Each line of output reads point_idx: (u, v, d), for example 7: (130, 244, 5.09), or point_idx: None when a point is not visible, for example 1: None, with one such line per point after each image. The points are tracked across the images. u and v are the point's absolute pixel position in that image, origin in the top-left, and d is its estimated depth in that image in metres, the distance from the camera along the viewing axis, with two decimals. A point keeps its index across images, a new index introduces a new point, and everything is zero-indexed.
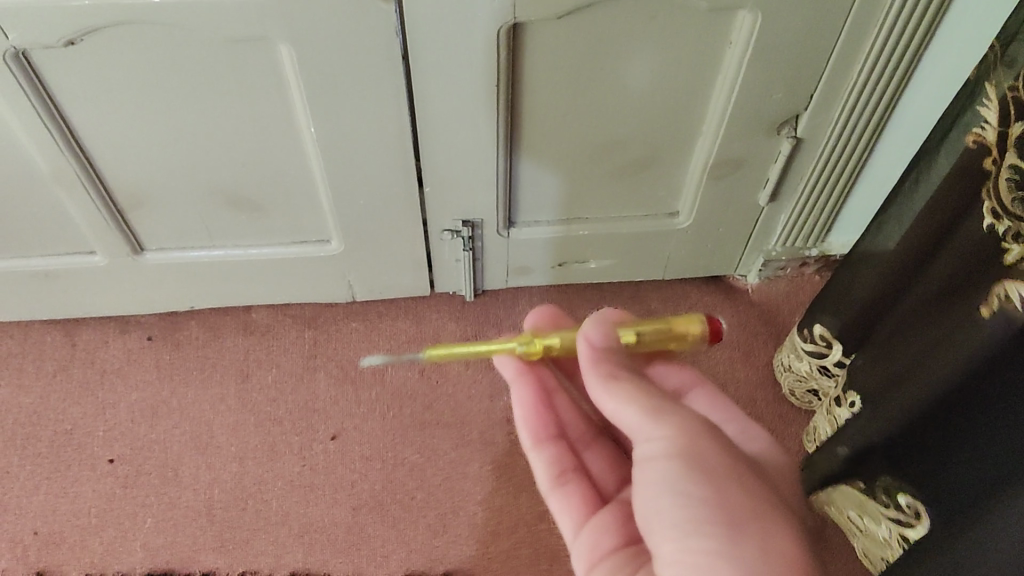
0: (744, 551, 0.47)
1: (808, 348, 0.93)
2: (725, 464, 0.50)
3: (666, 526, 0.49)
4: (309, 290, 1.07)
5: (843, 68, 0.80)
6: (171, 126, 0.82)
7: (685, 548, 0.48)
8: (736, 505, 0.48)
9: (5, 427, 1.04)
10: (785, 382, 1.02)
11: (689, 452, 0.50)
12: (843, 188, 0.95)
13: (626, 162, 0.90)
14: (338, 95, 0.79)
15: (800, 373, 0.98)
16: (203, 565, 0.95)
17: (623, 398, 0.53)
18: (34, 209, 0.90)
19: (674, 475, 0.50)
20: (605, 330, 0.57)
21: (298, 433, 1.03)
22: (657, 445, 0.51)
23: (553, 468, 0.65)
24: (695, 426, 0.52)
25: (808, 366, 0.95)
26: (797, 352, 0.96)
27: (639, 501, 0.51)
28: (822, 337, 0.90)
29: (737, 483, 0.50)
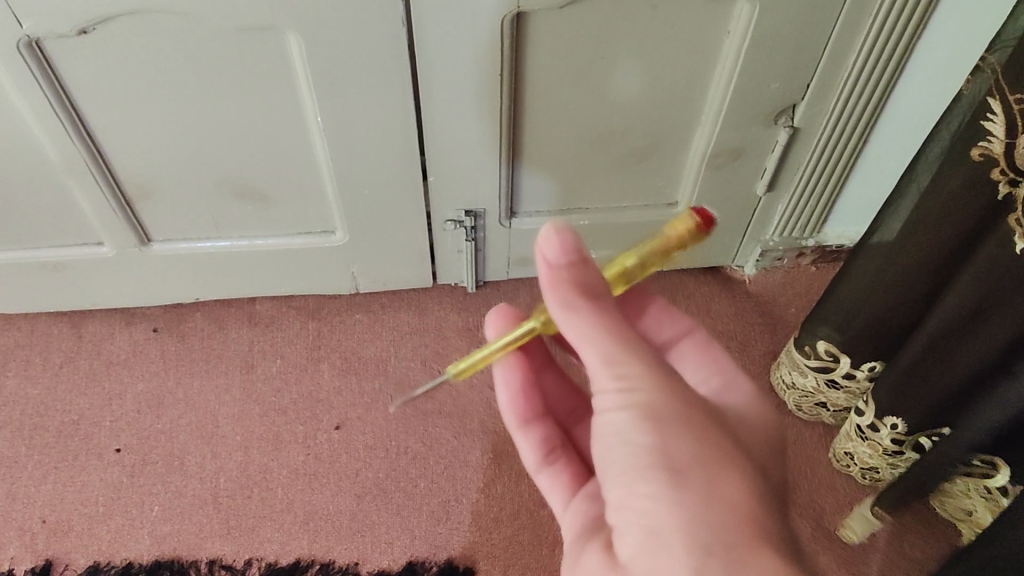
0: (687, 501, 0.44)
1: (812, 365, 0.94)
2: (680, 405, 0.46)
3: (620, 474, 0.47)
4: (313, 281, 1.09)
5: (840, 57, 0.81)
6: (180, 117, 0.84)
7: (634, 493, 0.46)
8: (684, 450, 0.46)
9: (13, 417, 1.05)
10: (789, 400, 1.02)
11: (643, 403, 0.46)
12: (838, 178, 0.97)
13: (625, 152, 0.92)
14: (344, 85, 0.80)
15: (804, 388, 0.98)
16: (210, 552, 0.96)
17: (582, 333, 0.48)
18: (45, 199, 0.92)
19: (628, 423, 0.46)
20: (569, 230, 0.49)
21: (302, 422, 1.05)
22: (612, 393, 0.47)
23: (543, 446, 0.64)
24: (656, 365, 0.47)
25: (814, 381, 0.96)
26: (799, 368, 0.97)
27: (599, 446, 0.49)
28: (827, 352, 0.91)
29: (690, 426, 0.46)
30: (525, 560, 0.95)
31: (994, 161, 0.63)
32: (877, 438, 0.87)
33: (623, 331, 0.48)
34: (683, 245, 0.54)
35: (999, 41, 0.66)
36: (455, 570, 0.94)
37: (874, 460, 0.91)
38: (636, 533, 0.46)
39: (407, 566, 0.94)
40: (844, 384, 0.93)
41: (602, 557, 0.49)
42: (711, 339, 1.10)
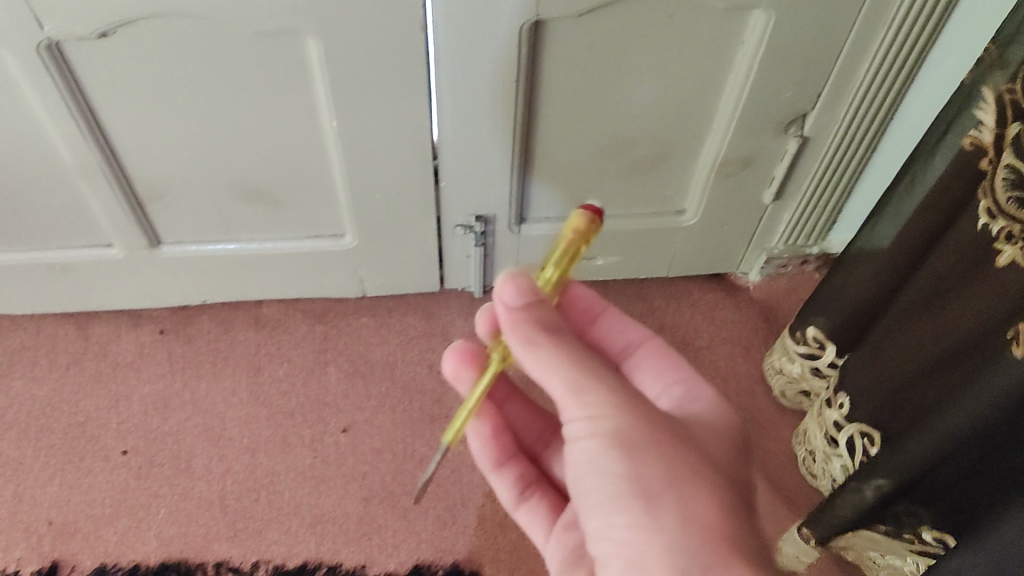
0: (665, 522, 0.47)
1: (800, 350, 0.96)
2: (645, 429, 0.48)
3: (597, 504, 0.49)
4: (320, 284, 1.09)
5: (851, 68, 0.82)
6: (195, 120, 0.84)
7: (614, 523, 0.49)
8: (654, 474, 0.47)
9: (19, 418, 1.05)
10: (777, 387, 1.04)
11: (610, 432, 0.48)
12: (844, 186, 0.98)
13: (634, 161, 0.93)
14: (360, 91, 0.81)
15: (791, 375, 1.00)
16: (216, 554, 0.96)
17: (545, 368, 0.50)
18: (57, 201, 0.92)
19: (595, 453, 0.49)
20: (520, 278, 0.52)
21: (309, 425, 1.05)
22: (581, 422, 0.49)
23: (519, 483, 0.67)
24: (618, 391, 0.49)
25: (800, 368, 0.97)
26: (789, 354, 0.99)
27: (574, 474, 0.51)
28: (815, 339, 0.93)
29: (656, 448, 0.48)
30: (532, 564, 0.95)
31: (983, 151, 0.64)
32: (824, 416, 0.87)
33: (588, 362, 0.50)
34: (590, 239, 0.55)
35: (999, 30, 0.65)
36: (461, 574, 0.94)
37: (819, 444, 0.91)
38: (619, 560, 0.49)
39: (414, 569, 0.95)
40: (827, 374, 0.94)
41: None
42: (715, 346, 1.11)
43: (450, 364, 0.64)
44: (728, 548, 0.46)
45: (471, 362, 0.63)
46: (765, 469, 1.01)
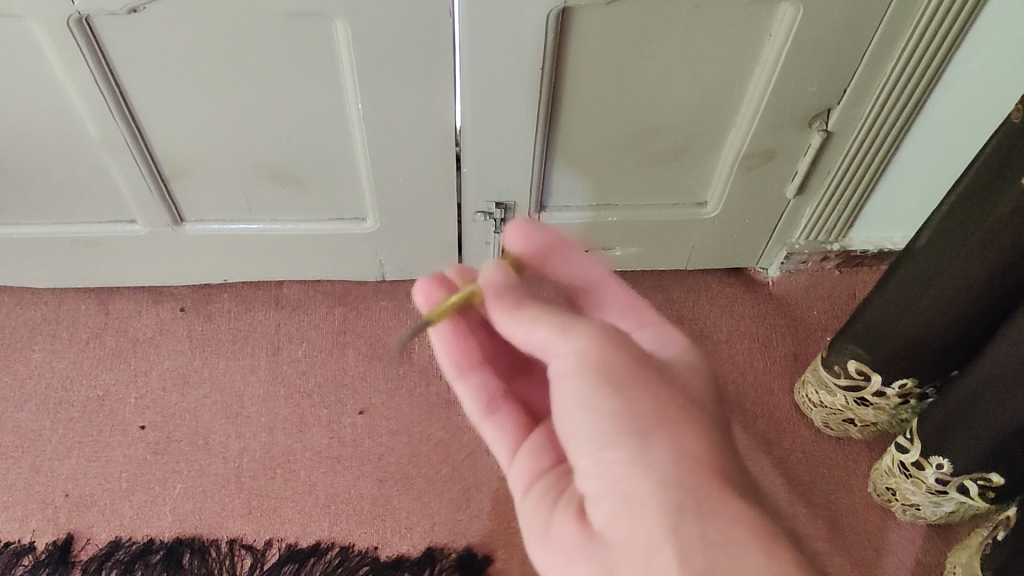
0: (656, 458, 0.45)
1: (842, 383, 0.94)
2: (630, 364, 0.48)
3: (586, 442, 0.48)
4: (340, 266, 1.10)
5: (878, 64, 0.82)
6: (222, 98, 0.84)
7: (605, 461, 0.47)
8: (644, 408, 0.46)
9: (38, 390, 1.06)
10: (818, 419, 1.02)
11: (594, 368, 0.47)
12: (867, 183, 0.98)
13: (657, 150, 0.93)
14: (384, 74, 0.81)
15: (832, 407, 0.98)
16: (230, 531, 0.97)
17: (531, 320, 0.51)
18: (84, 175, 0.93)
19: (584, 384, 0.48)
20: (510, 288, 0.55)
21: (326, 406, 1.06)
22: (564, 360, 0.49)
23: (484, 394, 0.62)
24: (602, 331, 0.49)
25: (843, 399, 0.96)
26: (828, 387, 0.97)
27: (560, 419, 0.50)
28: (858, 372, 0.91)
29: (647, 384, 0.48)
30: None
31: None
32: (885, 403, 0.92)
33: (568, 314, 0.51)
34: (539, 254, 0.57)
35: None
36: (474, 558, 0.94)
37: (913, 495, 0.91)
38: (607, 497, 0.47)
39: (427, 551, 0.95)
40: (874, 402, 0.93)
41: (575, 526, 0.49)
42: (733, 340, 1.11)
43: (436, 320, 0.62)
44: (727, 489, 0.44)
45: (443, 283, 0.62)
46: (780, 465, 1.01)
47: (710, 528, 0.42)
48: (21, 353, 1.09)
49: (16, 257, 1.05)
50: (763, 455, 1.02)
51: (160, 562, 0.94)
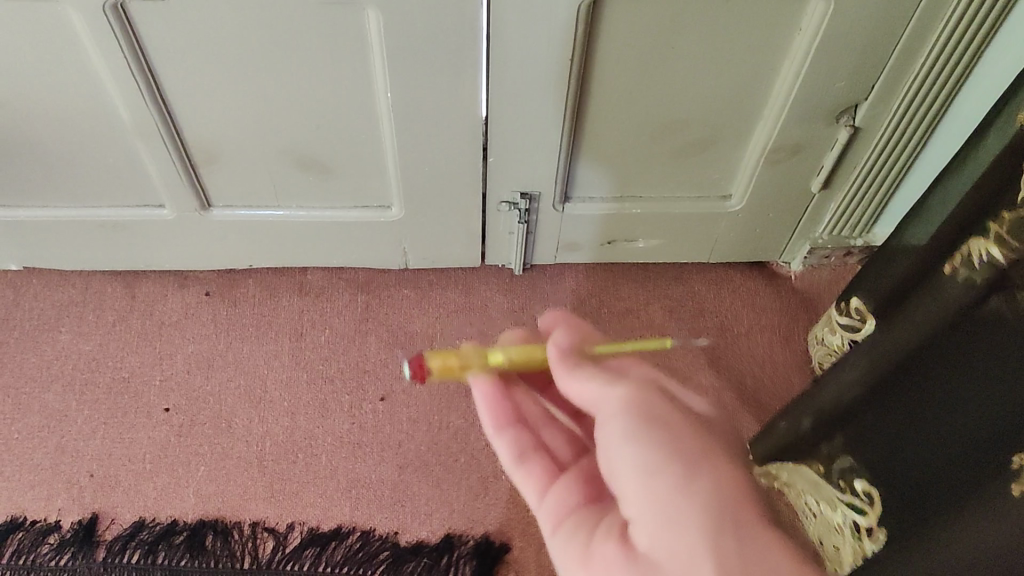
0: (697, 487, 0.44)
1: (842, 323, 0.96)
2: (672, 412, 0.48)
3: (626, 472, 0.47)
4: (364, 254, 1.11)
5: (908, 58, 0.82)
6: (252, 84, 0.85)
7: (648, 488, 0.45)
8: (689, 444, 0.46)
9: (64, 371, 1.07)
10: (819, 354, 1.05)
11: (641, 407, 0.48)
12: (893, 179, 0.98)
13: (683, 142, 0.93)
14: (415, 63, 0.82)
15: (832, 347, 1.00)
16: (252, 514, 0.98)
17: (583, 377, 0.52)
18: (111, 159, 0.94)
19: (627, 425, 0.48)
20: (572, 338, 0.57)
21: (348, 392, 1.06)
22: (616, 404, 0.49)
23: None
24: (648, 385, 0.50)
25: (840, 341, 0.98)
26: (833, 327, 0.99)
27: (603, 457, 0.49)
28: (856, 312, 0.92)
29: (690, 423, 0.48)
30: None
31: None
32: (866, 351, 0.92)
33: (625, 380, 0.51)
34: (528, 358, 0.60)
35: None
36: (491, 546, 0.95)
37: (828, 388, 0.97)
38: (643, 525, 0.45)
39: (445, 538, 0.96)
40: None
41: (613, 552, 0.46)
42: (754, 333, 1.11)
43: (410, 370, 0.59)
44: (757, 516, 0.44)
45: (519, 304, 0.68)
46: None
47: (746, 551, 0.42)
48: (49, 334, 1.10)
49: (45, 239, 1.06)
50: None
51: (183, 542, 0.96)
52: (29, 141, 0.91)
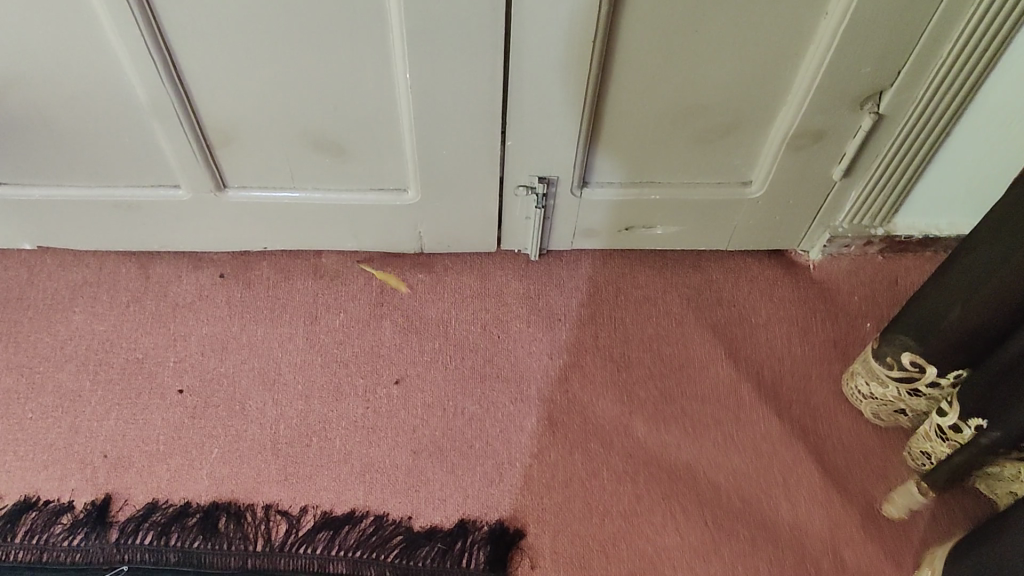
0: None
1: (895, 374, 0.92)
2: None
3: None
4: (380, 237, 1.10)
5: (935, 44, 0.81)
6: (270, 64, 0.84)
7: None
8: None
9: (78, 351, 1.07)
10: (867, 409, 1.00)
11: None
12: (917, 168, 0.96)
13: (705, 128, 0.92)
14: (434, 45, 0.81)
15: (883, 397, 0.96)
16: (266, 496, 0.97)
17: None
18: (128, 138, 0.93)
19: None
20: None
21: (363, 375, 1.06)
22: None
23: None
24: None
25: (895, 391, 0.94)
26: (878, 377, 0.95)
27: None
28: (914, 363, 0.89)
29: None
30: (576, 527, 0.95)
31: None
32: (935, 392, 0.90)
33: None
34: None
35: None
36: (506, 532, 0.95)
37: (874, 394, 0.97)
38: None
39: (460, 523, 0.96)
40: (927, 394, 0.91)
41: None
42: (771, 323, 1.10)
43: None
44: None
45: None
46: (815, 449, 1.01)
47: None
48: (62, 314, 1.10)
49: (60, 219, 1.06)
50: (798, 439, 1.02)
51: (196, 525, 0.95)
52: (46, 118, 0.90)
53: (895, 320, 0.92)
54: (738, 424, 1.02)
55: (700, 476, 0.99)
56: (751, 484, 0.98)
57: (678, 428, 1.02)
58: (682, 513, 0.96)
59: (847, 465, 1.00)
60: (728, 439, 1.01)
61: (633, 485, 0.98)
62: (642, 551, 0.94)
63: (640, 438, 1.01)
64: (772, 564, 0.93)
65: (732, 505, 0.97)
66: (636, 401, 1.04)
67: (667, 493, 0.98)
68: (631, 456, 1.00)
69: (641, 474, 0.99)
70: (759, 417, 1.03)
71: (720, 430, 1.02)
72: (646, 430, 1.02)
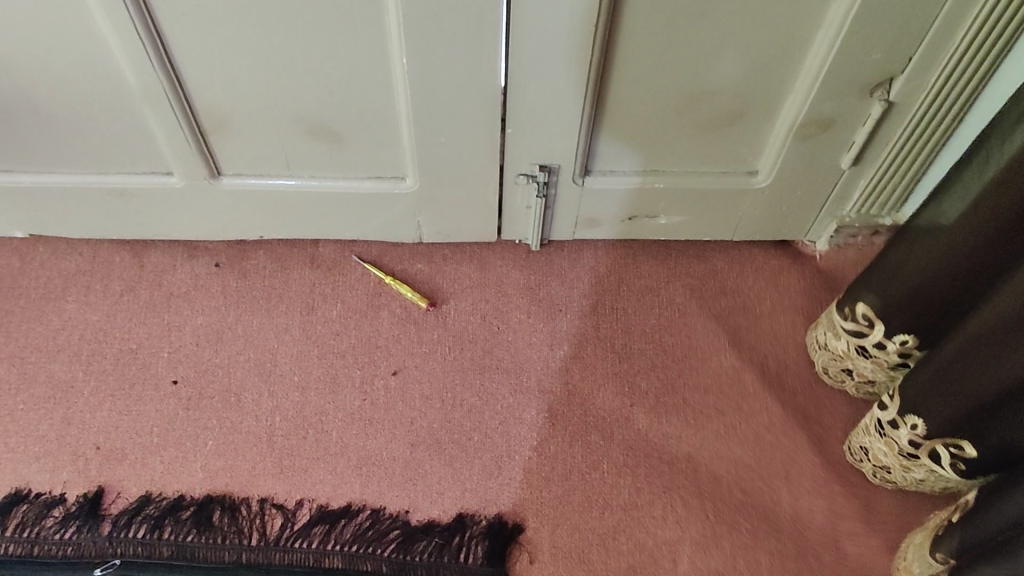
0: None
1: (848, 327, 0.92)
2: None
3: None
4: (378, 227, 1.08)
5: (949, 30, 0.79)
6: (263, 48, 0.82)
7: None
8: None
9: (72, 341, 1.05)
10: (819, 361, 1.00)
11: None
12: (927, 158, 0.94)
13: (710, 116, 0.90)
14: (433, 29, 0.78)
15: (835, 352, 0.96)
16: (261, 489, 0.96)
17: None
18: (119, 124, 0.91)
19: None
20: None
21: (360, 367, 1.04)
22: None
23: None
24: None
25: (845, 345, 0.94)
26: (835, 330, 0.95)
27: None
28: (864, 317, 0.89)
29: None
30: (575, 520, 0.94)
31: None
32: (883, 355, 0.90)
33: None
34: None
35: None
36: (504, 526, 0.93)
37: (828, 348, 0.97)
38: None
39: (457, 517, 0.94)
40: (873, 354, 0.90)
41: None
42: (776, 314, 1.08)
43: None
44: None
45: None
46: (819, 443, 0.99)
47: None
48: (55, 304, 1.08)
49: (52, 207, 1.04)
50: (802, 432, 1.00)
51: (190, 518, 0.94)
52: (35, 103, 0.88)
53: (860, 279, 0.91)
54: (740, 416, 1.00)
55: (702, 468, 0.97)
56: (755, 477, 0.96)
57: (679, 419, 1.00)
58: (682, 505, 0.94)
59: None
60: (730, 431, 0.99)
61: (633, 477, 0.96)
62: (642, 545, 0.92)
63: (640, 430, 0.99)
64: (774, 559, 0.91)
65: (733, 497, 0.95)
66: (637, 392, 1.02)
67: (668, 485, 0.96)
68: (632, 448, 0.98)
69: (641, 466, 0.97)
70: (762, 410, 1.01)
71: (722, 421, 1.00)
72: (647, 422, 1.00)
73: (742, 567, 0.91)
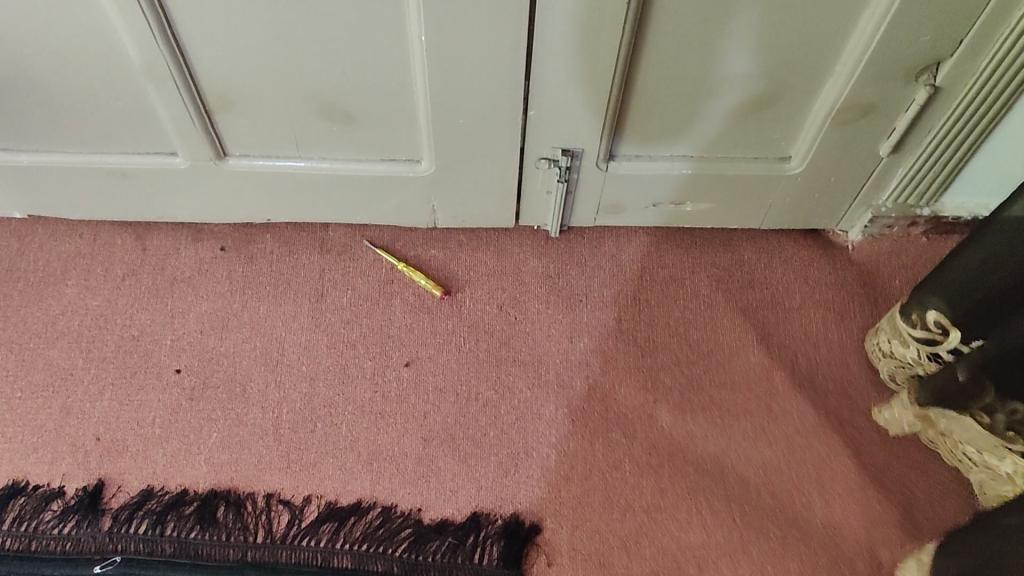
0: None
1: (918, 336, 0.87)
2: None
3: None
4: (391, 211, 1.04)
5: (1003, 13, 0.74)
6: (273, 25, 0.77)
7: None
8: None
9: (71, 327, 1.01)
10: (885, 370, 0.96)
11: None
12: (970, 146, 0.89)
13: (743, 99, 0.85)
14: (454, 7, 0.74)
15: (902, 359, 0.92)
16: (267, 485, 0.92)
17: None
18: (120, 101, 0.87)
19: None
20: None
21: (371, 357, 1.00)
22: None
23: None
24: None
25: (915, 352, 0.89)
26: (902, 338, 0.91)
27: None
28: (938, 324, 0.84)
29: None
30: (595, 521, 0.90)
31: None
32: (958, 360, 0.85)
33: None
34: None
35: None
36: (521, 526, 0.89)
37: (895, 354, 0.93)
38: None
39: (472, 516, 0.90)
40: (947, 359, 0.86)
41: None
42: (806, 307, 1.04)
43: None
44: None
45: None
46: (852, 444, 0.94)
47: None
48: (54, 288, 1.04)
49: (51, 186, 1.00)
50: (834, 432, 0.95)
51: (194, 514, 0.90)
52: (33, 78, 0.83)
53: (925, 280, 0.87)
54: (769, 415, 0.96)
55: (728, 469, 0.93)
56: (784, 479, 0.92)
57: (705, 417, 0.96)
58: (708, 508, 0.91)
59: (888, 463, 0.93)
60: (758, 431, 0.95)
61: (656, 478, 0.92)
62: (664, 548, 0.88)
63: (664, 428, 0.95)
64: (803, 566, 0.87)
65: (762, 501, 0.91)
66: (661, 388, 0.98)
67: (693, 486, 0.92)
68: (655, 447, 0.94)
69: (665, 466, 0.93)
70: (792, 409, 0.97)
71: (750, 420, 0.96)
72: (671, 420, 0.96)
73: (771, 574, 0.87)
